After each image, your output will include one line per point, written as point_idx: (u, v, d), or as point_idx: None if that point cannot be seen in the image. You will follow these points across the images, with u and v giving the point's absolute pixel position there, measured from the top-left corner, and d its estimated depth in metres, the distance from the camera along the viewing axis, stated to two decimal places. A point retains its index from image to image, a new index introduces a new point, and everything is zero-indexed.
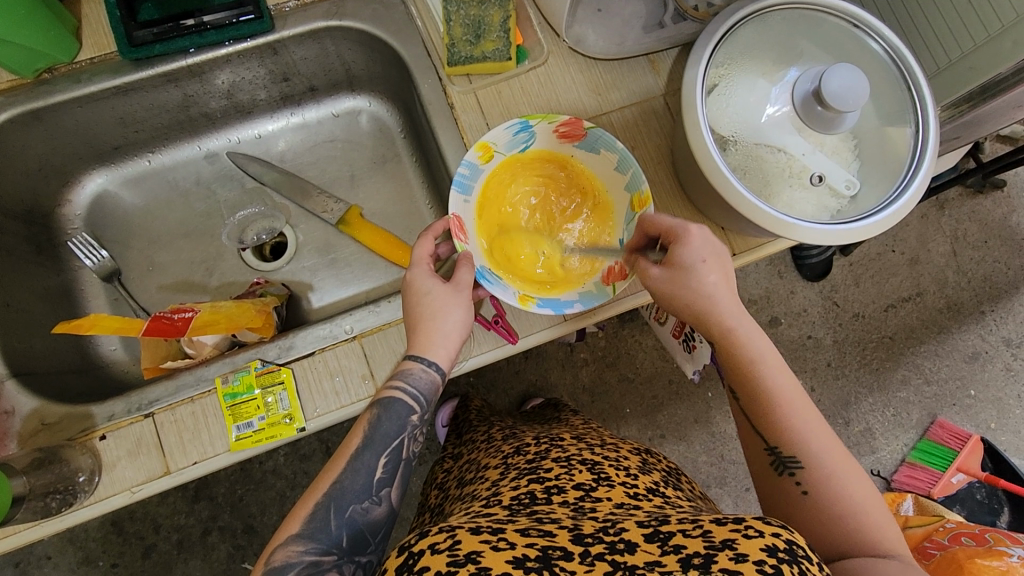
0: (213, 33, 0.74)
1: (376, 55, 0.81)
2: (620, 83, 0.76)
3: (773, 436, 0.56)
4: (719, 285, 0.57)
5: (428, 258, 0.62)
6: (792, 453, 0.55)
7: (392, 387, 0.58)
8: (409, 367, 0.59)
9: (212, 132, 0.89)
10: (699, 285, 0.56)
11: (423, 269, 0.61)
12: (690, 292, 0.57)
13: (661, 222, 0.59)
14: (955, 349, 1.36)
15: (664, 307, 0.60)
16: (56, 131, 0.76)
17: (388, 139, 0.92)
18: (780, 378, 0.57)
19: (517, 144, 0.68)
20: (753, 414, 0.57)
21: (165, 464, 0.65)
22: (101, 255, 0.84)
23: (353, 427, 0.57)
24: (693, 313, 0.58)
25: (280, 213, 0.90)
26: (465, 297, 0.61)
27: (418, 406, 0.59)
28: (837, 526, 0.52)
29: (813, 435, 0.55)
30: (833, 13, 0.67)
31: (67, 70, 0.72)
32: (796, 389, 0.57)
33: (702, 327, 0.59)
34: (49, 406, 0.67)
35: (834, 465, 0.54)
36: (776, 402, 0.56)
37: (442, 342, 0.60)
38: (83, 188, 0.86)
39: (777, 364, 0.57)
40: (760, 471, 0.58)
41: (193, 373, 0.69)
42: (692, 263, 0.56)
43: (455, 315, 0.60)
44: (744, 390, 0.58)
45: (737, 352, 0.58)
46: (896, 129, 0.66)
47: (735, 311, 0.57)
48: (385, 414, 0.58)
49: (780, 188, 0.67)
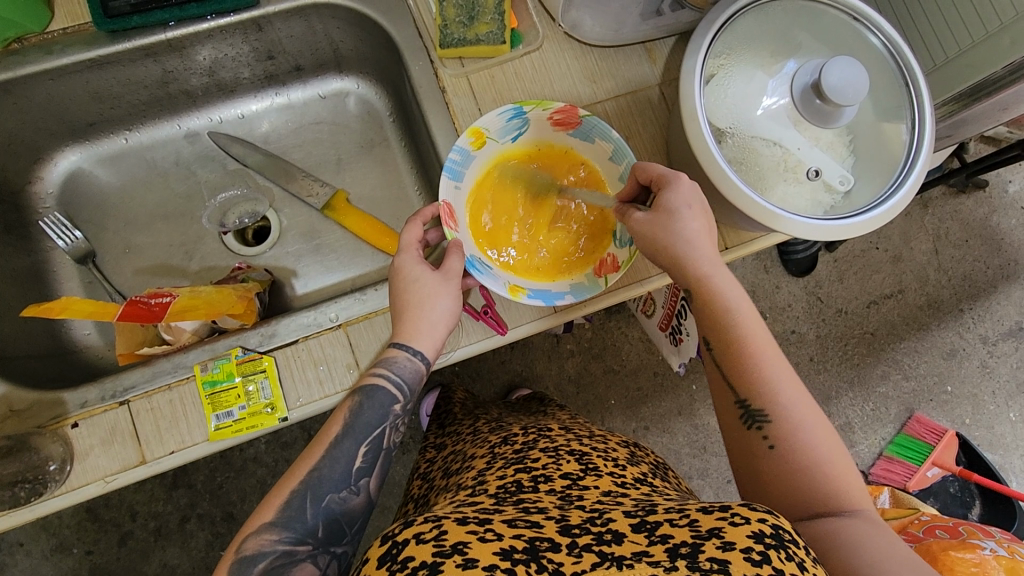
0: (194, 6, 0.71)
1: (366, 35, 0.78)
2: (615, 71, 0.74)
3: (748, 388, 0.55)
4: (700, 231, 0.57)
5: (416, 243, 0.61)
6: (761, 406, 0.55)
7: (376, 375, 0.57)
8: (394, 354, 0.57)
9: (193, 111, 0.86)
10: (680, 229, 0.56)
11: (413, 254, 0.60)
12: (670, 236, 0.57)
13: (650, 169, 0.59)
14: (933, 346, 1.38)
15: (646, 255, 0.60)
16: (26, 105, 0.72)
17: (376, 123, 0.90)
18: (756, 329, 0.57)
19: (510, 131, 0.67)
20: (726, 364, 0.57)
21: (141, 453, 0.63)
22: (75, 236, 0.81)
23: (334, 414, 0.56)
24: (671, 256, 0.58)
25: (263, 196, 0.87)
26: (456, 286, 0.60)
27: (401, 395, 0.58)
28: (800, 481, 0.53)
29: (784, 386, 0.55)
30: (834, 5, 0.67)
31: (38, 40, 0.69)
32: (768, 342, 0.57)
33: (678, 274, 0.58)
34: (18, 391, 0.65)
35: (804, 420, 0.54)
36: (749, 352, 0.56)
37: (429, 330, 0.58)
38: (56, 165, 0.82)
39: (751, 314, 0.57)
40: (728, 425, 0.57)
41: (171, 360, 0.67)
42: (676, 207, 0.57)
43: (446, 301, 0.59)
44: (720, 339, 0.57)
45: (714, 300, 0.57)
46: (891, 126, 0.66)
47: (712, 260, 0.57)
48: (367, 403, 0.56)
49: (774, 182, 0.66)
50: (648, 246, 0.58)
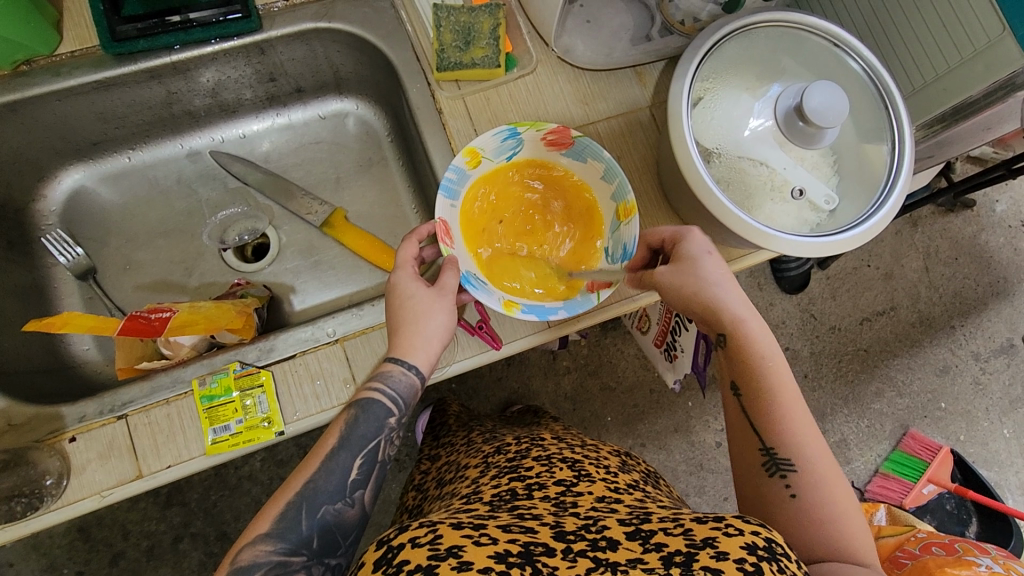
0: (199, 30, 0.73)
1: (366, 58, 0.81)
2: (606, 93, 0.77)
3: (776, 435, 0.57)
4: (725, 278, 0.59)
5: (412, 260, 0.62)
6: (786, 454, 0.56)
7: (371, 389, 0.58)
8: (389, 368, 0.59)
9: (196, 130, 0.88)
10: (707, 276, 0.58)
11: (408, 272, 0.61)
12: (702, 282, 0.58)
13: (660, 232, 0.63)
14: (927, 362, 1.40)
15: (672, 303, 0.61)
16: (32, 125, 0.74)
17: (374, 143, 0.92)
18: (784, 377, 0.58)
19: (505, 151, 0.69)
20: (752, 410, 0.58)
21: (138, 468, 0.64)
22: (76, 253, 0.82)
23: (329, 427, 0.57)
24: (702, 302, 0.59)
25: (263, 214, 0.89)
26: (451, 302, 0.61)
27: (396, 409, 0.59)
28: (821, 531, 0.53)
29: (808, 436, 0.56)
30: (815, 32, 0.69)
31: (47, 63, 0.71)
32: (794, 389, 0.58)
33: (709, 318, 0.60)
34: (17, 406, 0.65)
35: (824, 469, 0.56)
36: (777, 399, 0.57)
37: (424, 346, 0.59)
38: (59, 183, 0.84)
39: (781, 363, 0.58)
40: (748, 469, 0.58)
41: (169, 375, 0.67)
42: (698, 255, 0.59)
43: (442, 316, 0.60)
44: (750, 385, 0.58)
45: (745, 347, 0.58)
46: (873, 147, 0.68)
47: (744, 307, 0.59)
48: (363, 416, 0.57)
49: (761, 201, 0.68)
50: (674, 299, 0.60)
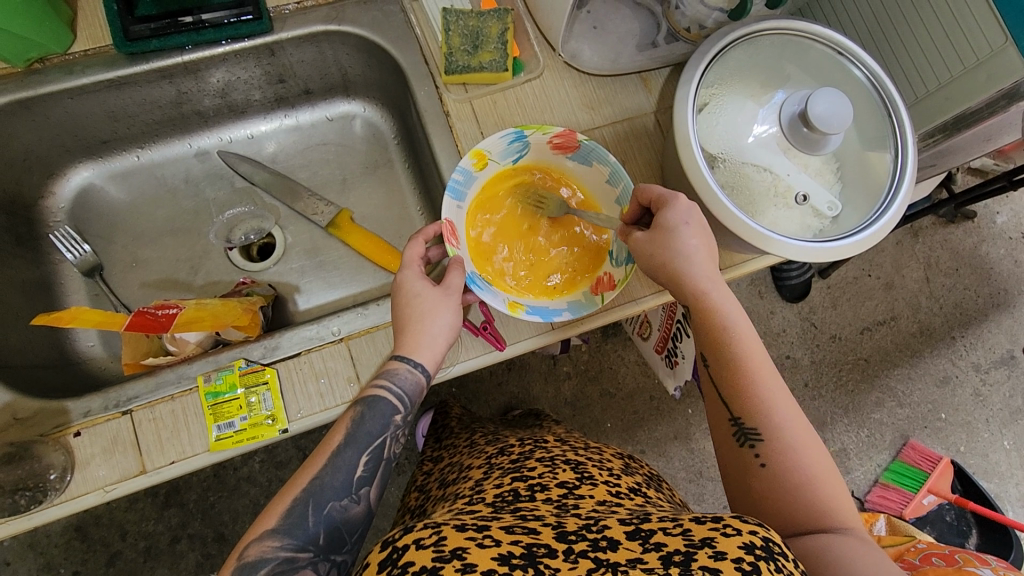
0: (211, 31, 0.74)
1: (374, 61, 0.82)
2: (612, 99, 0.77)
3: (744, 405, 0.57)
4: (698, 248, 0.59)
5: (419, 259, 0.63)
6: (753, 424, 0.56)
7: (378, 387, 0.58)
8: (395, 367, 0.59)
9: (204, 130, 0.89)
10: (678, 246, 0.58)
11: (415, 270, 0.62)
12: (669, 254, 0.59)
13: (651, 190, 0.61)
14: (927, 373, 1.40)
15: (646, 273, 0.62)
16: (43, 122, 0.75)
17: (380, 145, 0.92)
18: (751, 345, 0.58)
19: (511, 153, 0.69)
20: (720, 380, 0.59)
21: (142, 464, 0.64)
22: (83, 250, 0.83)
23: (335, 424, 0.57)
24: (668, 274, 0.60)
25: (269, 214, 0.89)
26: (457, 302, 0.61)
27: (401, 407, 0.59)
28: (790, 499, 0.53)
29: (777, 404, 0.56)
30: (820, 40, 0.70)
31: (59, 61, 0.72)
32: (763, 358, 0.58)
33: (676, 291, 0.60)
34: (23, 400, 0.65)
35: (795, 437, 0.55)
36: (744, 367, 0.57)
37: (429, 344, 0.60)
38: (68, 181, 0.84)
39: (748, 332, 0.59)
40: (721, 439, 0.59)
41: (174, 371, 0.68)
42: (675, 225, 0.58)
43: (448, 314, 0.61)
44: (716, 356, 0.59)
45: (711, 318, 0.59)
46: (876, 154, 0.69)
47: (710, 277, 0.59)
48: (369, 413, 0.57)
49: (765, 206, 0.69)
50: (647, 267, 0.61)
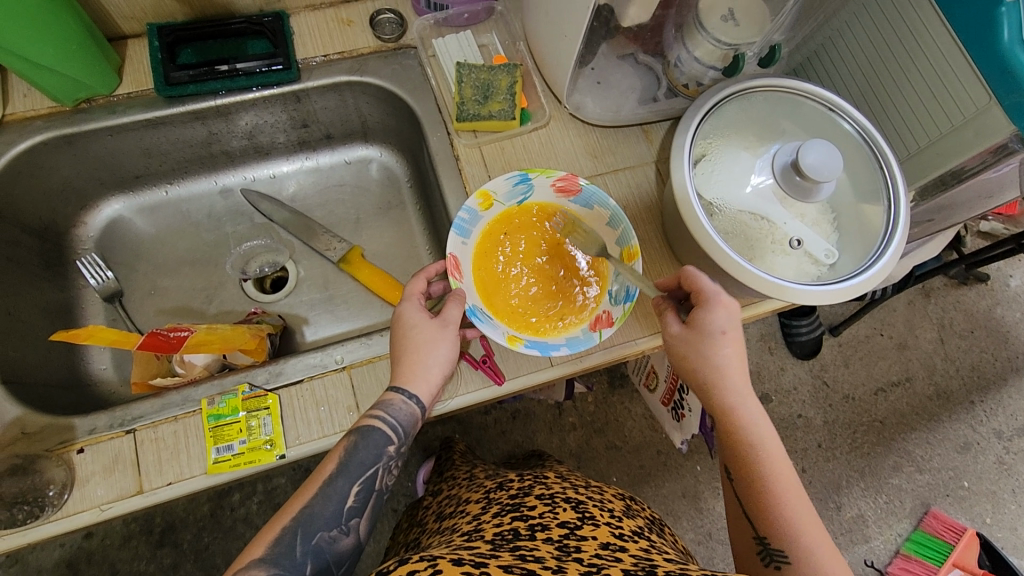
0: (244, 79, 0.80)
1: (392, 109, 0.88)
2: (614, 148, 0.82)
3: (760, 524, 0.56)
4: (729, 355, 0.60)
5: (419, 293, 0.65)
6: (780, 546, 0.55)
7: (372, 417, 0.59)
8: (390, 398, 0.60)
9: (230, 170, 0.94)
10: (708, 350, 0.59)
11: (415, 303, 0.64)
12: (698, 359, 0.60)
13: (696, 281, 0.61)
14: (946, 438, 1.36)
15: (676, 370, 0.63)
16: (84, 156, 0.81)
17: (395, 188, 0.97)
18: (778, 464, 0.58)
19: (516, 195, 0.73)
20: (744, 496, 0.58)
21: (139, 484, 0.65)
22: (106, 276, 0.87)
23: (330, 452, 0.58)
24: (699, 380, 0.60)
25: (285, 248, 0.93)
26: (454, 336, 0.63)
27: (396, 438, 0.60)
28: None
29: (806, 527, 0.55)
30: (811, 97, 0.74)
31: (104, 102, 0.78)
32: (791, 477, 0.57)
33: (706, 398, 0.61)
34: (32, 414, 0.67)
35: (824, 561, 0.54)
36: (770, 484, 0.57)
37: (424, 377, 0.61)
38: (100, 212, 0.89)
39: (776, 449, 0.58)
40: (746, 555, 0.58)
41: (181, 393, 0.69)
42: (709, 327, 0.59)
43: (445, 348, 0.62)
44: (741, 470, 0.58)
45: (738, 432, 0.59)
46: (869, 207, 0.72)
47: (741, 388, 0.59)
48: (362, 443, 0.58)
49: (763, 252, 0.71)
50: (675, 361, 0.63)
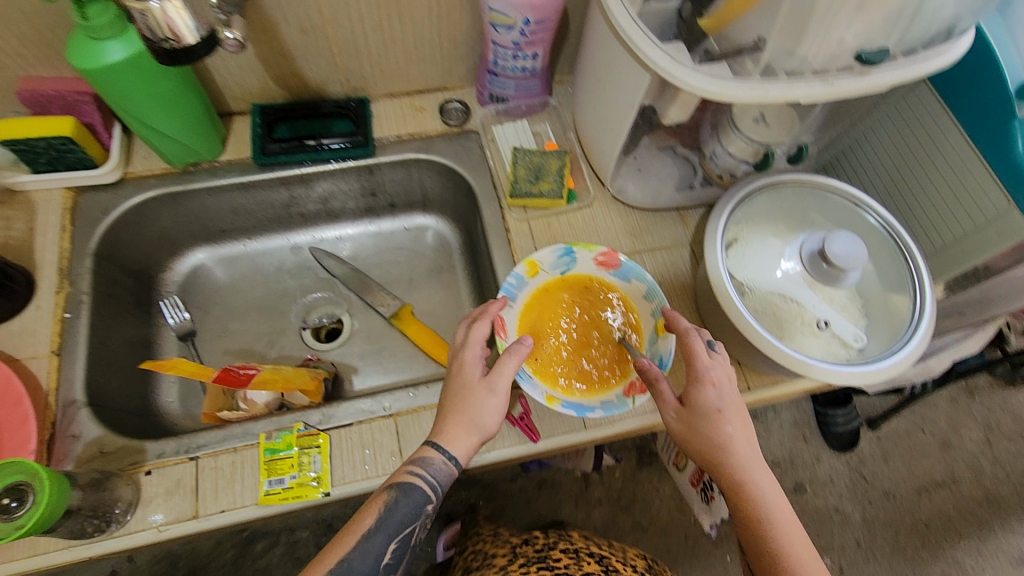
0: (327, 152, 0.91)
1: (452, 184, 0.98)
2: (652, 229, 0.89)
3: None
4: (733, 430, 0.62)
5: (482, 340, 0.70)
6: None
7: (411, 474, 0.64)
8: (432, 457, 0.64)
9: (302, 229, 1.05)
10: (713, 429, 0.62)
11: (477, 352, 0.69)
12: (704, 438, 0.62)
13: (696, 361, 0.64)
14: (999, 549, 1.30)
15: (682, 446, 0.65)
16: (184, 211, 0.93)
17: (447, 254, 1.06)
18: (788, 535, 0.60)
19: (560, 266, 0.81)
20: (758, 568, 0.61)
21: (196, 509, 0.70)
22: (182, 316, 0.95)
23: (367, 506, 0.62)
24: (707, 458, 0.63)
25: (344, 302, 1.02)
26: (501, 403, 0.67)
27: (433, 495, 0.64)
28: None
29: None
30: (837, 193, 0.81)
31: (208, 166, 0.90)
32: (803, 547, 0.60)
33: (713, 474, 0.63)
34: (111, 435, 0.73)
35: None
36: (784, 556, 0.59)
37: (466, 437, 0.65)
38: (185, 260, 1.00)
39: (785, 520, 0.61)
40: None
41: (242, 426, 0.75)
42: (710, 406, 0.62)
43: (490, 410, 0.66)
44: (754, 543, 0.61)
45: (746, 505, 0.62)
46: (896, 295, 0.76)
47: (747, 463, 0.62)
48: (403, 500, 0.62)
49: (793, 332, 0.75)
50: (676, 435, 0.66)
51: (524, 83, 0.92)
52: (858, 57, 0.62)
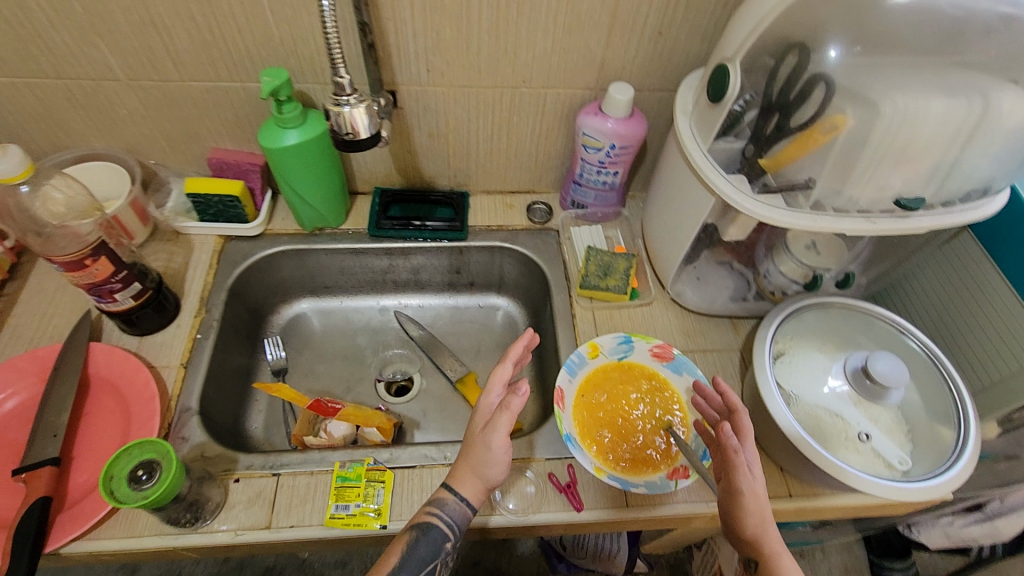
0: (429, 232, 1.08)
1: (528, 271, 1.11)
2: (706, 333, 0.98)
3: None
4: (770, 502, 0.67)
5: (502, 385, 0.73)
6: None
7: (430, 514, 0.71)
8: (444, 497, 0.71)
9: (391, 294, 1.20)
10: (758, 497, 0.66)
11: (493, 397, 0.73)
12: (749, 508, 0.66)
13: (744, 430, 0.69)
14: None
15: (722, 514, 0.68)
16: (302, 265, 1.10)
17: (514, 332, 1.17)
18: None
19: (618, 352, 0.91)
20: None
21: (269, 520, 0.78)
22: (279, 354, 1.08)
23: (392, 545, 0.70)
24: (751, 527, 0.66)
25: (416, 362, 1.13)
26: (500, 458, 0.70)
27: (451, 533, 0.71)
28: None
29: None
30: (882, 319, 0.88)
31: (330, 232, 1.08)
32: None
33: (750, 544, 0.67)
34: (211, 443, 0.84)
35: None
36: None
37: (471, 482, 0.71)
38: (291, 307, 1.16)
39: None
40: None
41: (320, 453, 0.85)
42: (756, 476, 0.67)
43: (496, 461, 0.71)
44: None
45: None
46: (941, 419, 0.80)
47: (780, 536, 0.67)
48: (422, 538, 0.69)
49: (836, 442, 0.79)
50: (726, 503, 0.68)
51: (603, 195, 1.07)
52: (897, 202, 0.73)
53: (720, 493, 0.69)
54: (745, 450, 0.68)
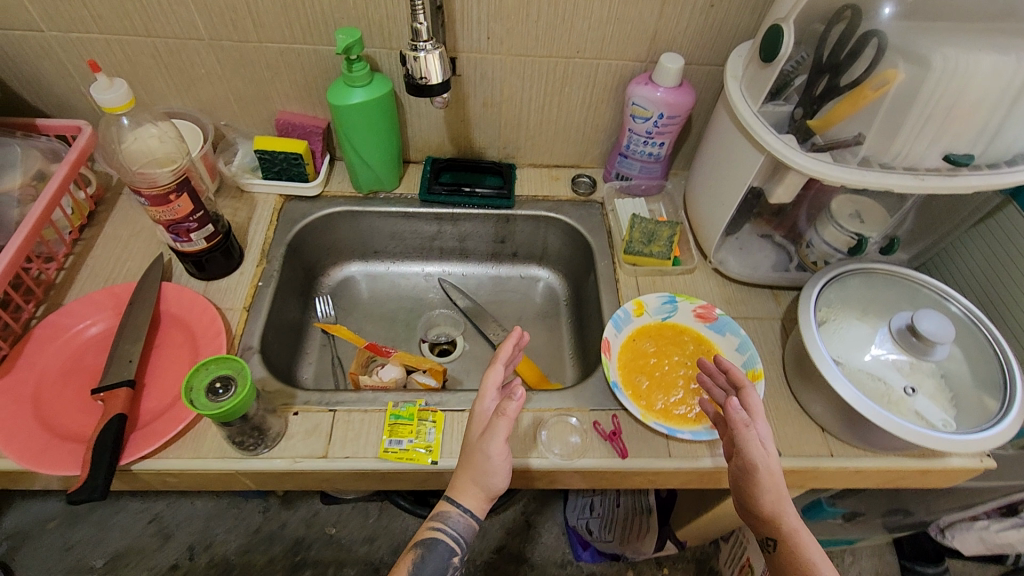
0: (477, 199, 1.12)
1: (572, 241, 1.15)
2: (747, 301, 1.00)
3: None
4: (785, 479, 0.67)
5: (495, 389, 0.73)
6: None
7: (434, 530, 0.70)
8: (447, 510, 0.70)
9: (436, 262, 1.24)
10: (771, 473, 0.66)
11: (488, 402, 0.73)
12: (762, 483, 0.66)
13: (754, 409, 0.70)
14: None
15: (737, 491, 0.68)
16: (355, 228, 1.15)
17: (554, 303, 1.20)
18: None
19: (663, 311, 0.95)
20: None
21: (326, 450, 0.81)
22: (328, 311, 1.12)
23: (399, 563, 0.69)
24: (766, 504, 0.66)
25: (459, 326, 1.16)
26: (499, 466, 0.69)
27: (457, 545, 0.70)
28: None
29: None
30: (926, 285, 0.89)
31: (383, 196, 1.13)
32: None
33: (768, 524, 0.67)
34: (271, 379, 0.88)
35: None
36: None
37: (474, 491, 0.70)
38: (340, 269, 1.20)
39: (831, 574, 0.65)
40: None
41: (373, 394, 0.88)
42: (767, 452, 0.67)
43: (497, 470, 0.70)
44: None
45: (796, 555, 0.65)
46: (985, 380, 0.81)
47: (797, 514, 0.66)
48: (429, 553, 0.69)
49: (881, 398, 0.81)
50: (740, 479, 0.68)
51: (648, 166, 1.10)
52: (948, 158, 0.75)
53: (733, 471, 0.69)
54: (756, 425, 0.69)
